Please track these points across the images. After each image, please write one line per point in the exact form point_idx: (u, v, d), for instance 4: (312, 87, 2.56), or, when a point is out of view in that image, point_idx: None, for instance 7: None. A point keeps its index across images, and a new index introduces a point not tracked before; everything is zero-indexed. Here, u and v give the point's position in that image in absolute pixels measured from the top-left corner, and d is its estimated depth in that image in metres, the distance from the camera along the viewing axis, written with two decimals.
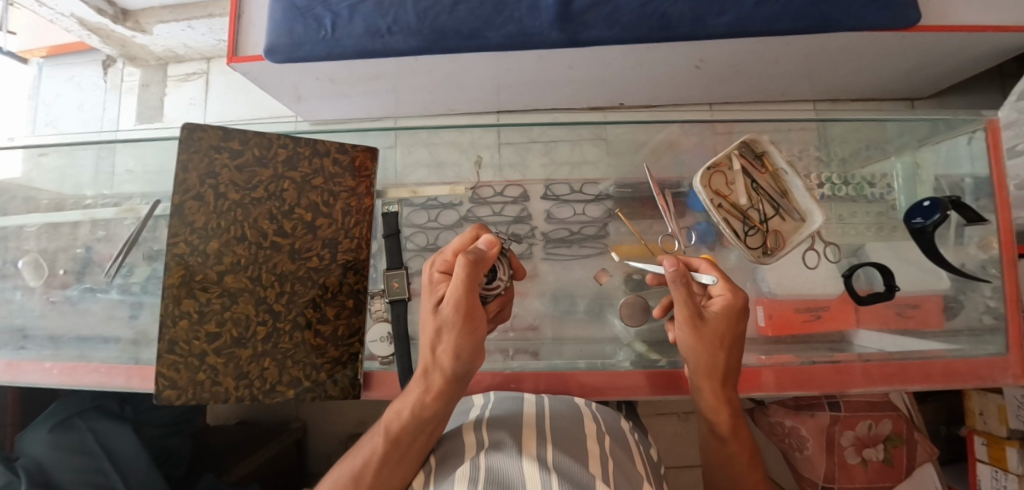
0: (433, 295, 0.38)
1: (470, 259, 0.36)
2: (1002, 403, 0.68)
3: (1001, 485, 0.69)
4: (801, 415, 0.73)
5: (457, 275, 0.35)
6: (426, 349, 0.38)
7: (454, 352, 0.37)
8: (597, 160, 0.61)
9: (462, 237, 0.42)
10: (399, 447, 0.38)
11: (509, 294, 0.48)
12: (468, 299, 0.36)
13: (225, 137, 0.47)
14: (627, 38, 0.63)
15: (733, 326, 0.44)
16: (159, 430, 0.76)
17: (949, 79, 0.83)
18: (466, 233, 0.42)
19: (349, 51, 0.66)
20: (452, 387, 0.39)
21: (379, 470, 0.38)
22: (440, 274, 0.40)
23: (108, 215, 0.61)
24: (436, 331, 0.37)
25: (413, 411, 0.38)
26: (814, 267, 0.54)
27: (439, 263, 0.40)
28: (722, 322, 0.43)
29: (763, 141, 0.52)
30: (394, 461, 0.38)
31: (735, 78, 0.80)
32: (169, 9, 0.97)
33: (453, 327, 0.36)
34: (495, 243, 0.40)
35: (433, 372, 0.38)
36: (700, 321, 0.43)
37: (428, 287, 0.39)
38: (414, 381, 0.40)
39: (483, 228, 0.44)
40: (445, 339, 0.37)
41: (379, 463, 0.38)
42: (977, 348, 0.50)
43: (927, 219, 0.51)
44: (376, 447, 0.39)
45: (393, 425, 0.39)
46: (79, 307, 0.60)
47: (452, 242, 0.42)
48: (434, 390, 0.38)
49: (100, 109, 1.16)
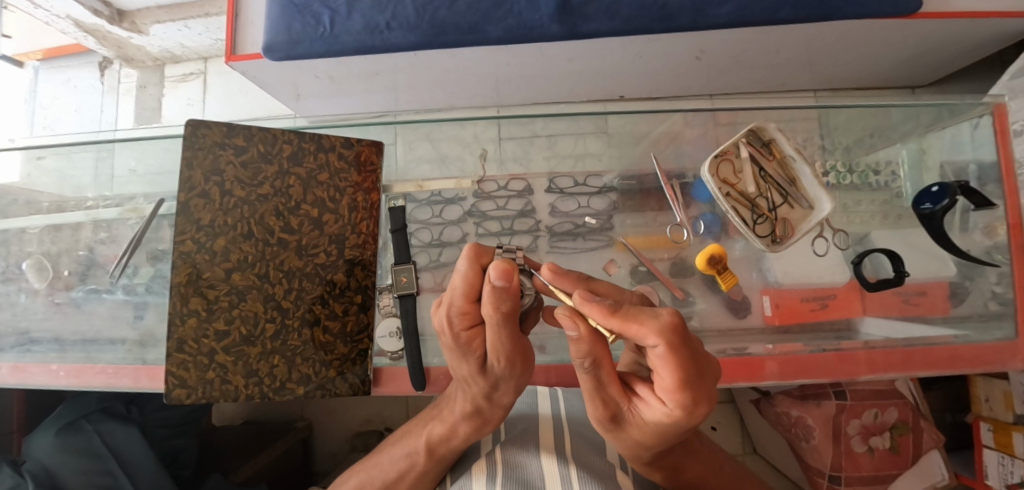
0: (471, 355, 0.37)
1: (508, 320, 0.32)
2: (1007, 389, 0.69)
3: (1008, 471, 0.69)
4: (806, 405, 0.73)
5: (502, 342, 0.34)
6: (482, 398, 0.42)
7: (512, 392, 0.42)
8: (599, 152, 0.61)
9: (464, 279, 0.32)
10: (437, 456, 0.49)
11: (538, 308, 0.40)
12: (520, 354, 0.37)
13: (229, 134, 0.46)
14: (627, 30, 0.63)
15: (668, 434, 0.31)
16: (164, 431, 0.76)
17: (950, 66, 0.83)
18: (467, 273, 0.32)
19: (347, 48, 0.66)
20: (497, 417, 0.46)
21: (419, 475, 0.49)
22: (467, 333, 0.36)
23: (111, 216, 0.61)
24: (493, 385, 0.40)
25: (463, 437, 0.47)
26: (823, 254, 0.54)
27: (458, 317, 0.35)
28: (645, 425, 0.31)
29: (769, 129, 0.52)
30: (433, 467, 0.50)
31: (736, 68, 0.80)
32: (164, 9, 0.97)
33: (509, 376, 0.39)
34: (511, 273, 0.29)
35: (487, 413, 0.44)
36: (614, 416, 0.32)
37: (457, 346, 0.37)
38: (466, 420, 0.45)
39: (482, 248, 0.33)
40: (501, 389, 0.41)
41: (420, 473, 0.49)
42: (985, 333, 0.49)
43: (935, 205, 0.51)
44: (418, 463, 0.49)
45: (438, 449, 0.48)
46: (84, 308, 0.60)
47: (457, 286, 0.33)
48: (483, 423, 0.45)
49: (97, 112, 1.16)
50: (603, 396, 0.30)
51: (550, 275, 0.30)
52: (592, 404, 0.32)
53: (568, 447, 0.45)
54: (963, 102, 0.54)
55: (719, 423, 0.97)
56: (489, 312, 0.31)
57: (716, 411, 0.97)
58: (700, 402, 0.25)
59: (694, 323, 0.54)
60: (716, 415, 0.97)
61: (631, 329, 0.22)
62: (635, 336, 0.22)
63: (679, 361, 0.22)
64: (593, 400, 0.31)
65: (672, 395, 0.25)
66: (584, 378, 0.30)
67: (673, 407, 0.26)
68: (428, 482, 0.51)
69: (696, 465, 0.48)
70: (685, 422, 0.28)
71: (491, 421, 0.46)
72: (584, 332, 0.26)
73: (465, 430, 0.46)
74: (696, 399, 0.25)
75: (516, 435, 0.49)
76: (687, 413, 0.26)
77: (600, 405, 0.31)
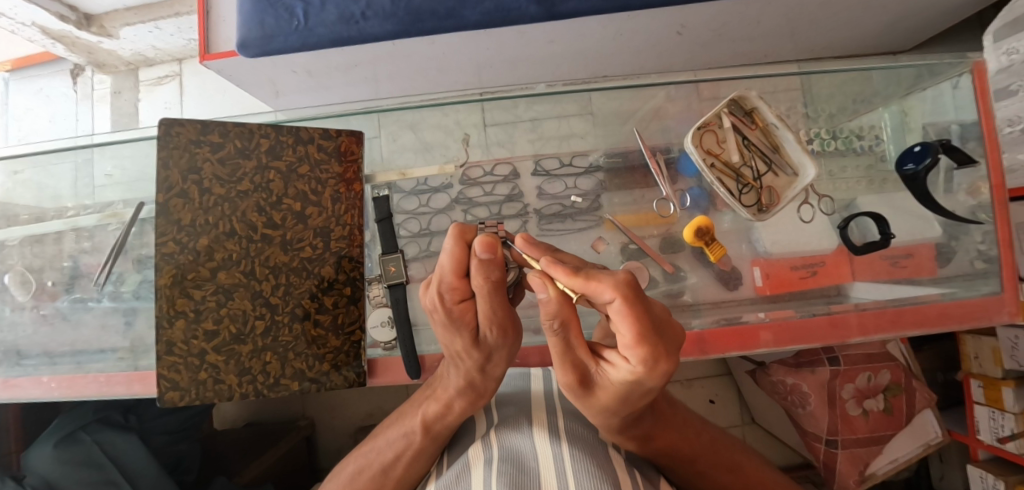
0: (464, 328, 0.37)
1: (500, 285, 0.33)
2: (996, 345, 0.70)
3: (998, 425, 0.71)
4: (801, 373, 0.74)
5: (497, 310, 0.34)
6: (476, 371, 0.42)
7: (505, 362, 0.42)
8: (584, 132, 0.60)
9: (453, 256, 0.32)
10: (432, 435, 0.49)
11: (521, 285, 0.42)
12: (511, 323, 0.37)
13: (204, 131, 0.46)
14: (605, 8, 0.61)
15: (633, 395, 0.32)
16: (165, 437, 0.76)
17: (932, 27, 0.83)
18: (453, 247, 0.32)
19: (323, 40, 0.64)
20: (491, 390, 0.46)
21: (413, 456, 0.50)
22: (459, 305, 0.35)
23: (91, 224, 0.60)
24: (487, 356, 0.40)
25: (456, 413, 0.47)
26: (809, 221, 0.55)
27: (449, 293, 0.34)
28: (613, 388, 0.31)
29: (751, 97, 0.51)
30: (429, 447, 0.50)
31: (718, 41, 0.79)
32: (132, 10, 0.94)
33: (501, 345, 0.39)
34: (495, 245, 0.31)
35: (481, 386, 0.44)
36: (584, 380, 0.32)
37: (450, 320, 0.36)
38: (461, 394, 0.45)
39: (466, 226, 0.33)
40: (494, 359, 0.41)
41: (413, 455, 0.49)
42: (972, 290, 0.50)
43: (918, 165, 0.52)
44: (413, 443, 0.49)
45: (431, 428, 0.49)
46: (71, 320, 0.59)
47: (445, 259, 0.33)
48: (478, 396, 0.46)
49: (73, 120, 1.13)
50: (572, 358, 0.31)
51: (523, 244, 0.33)
52: (560, 368, 0.32)
53: (562, 425, 0.45)
54: (942, 62, 0.53)
55: (718, 395, 0.98)
56: (480, 280, 0.31)
57: (714, 384, 0.99)
58: (661, 359, 0.25)
59: (687, 298, 0.54)
60: (715, 388, 0.99)
61: (590, 286, 0.23)
62: (594, 292, 0.23)
63: (639, 319, 0.22)
64: (561, 363, 0.31)
65: (631, 354, 0.25)
66: (553, 340, 0.30)
67: (637, 366, 0.26)
68: (424, 463, 0.51)
69: (673, 428, 0.49)
70: (652, 382, 0.28)
71: (485, 394, 0.46)
72: (553, 294, 0.27)
73: (458, 405, 0.46)
74: (656, 358, 0.25)
75: (511, 416, 0.49)
76: (648, 369, 0.26)
77: (568, 368, 0.31)
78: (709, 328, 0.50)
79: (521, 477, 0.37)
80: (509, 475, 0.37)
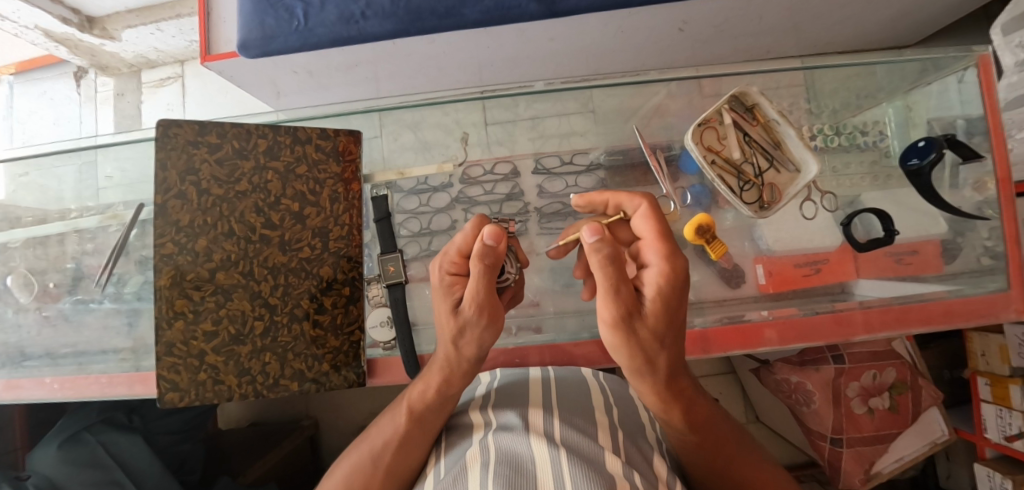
0: (449, 297, 0.39)
1: (488, 264, 0.35)
2: (1003, 343, 0.69)
3: (1006, 423, 0.70)
4: (806, 371, 0.73)
5: (474, 278, 0.35)
6: (449, 345, 0.41)
7: (478, 342, 0.40)
8: (585, 130, 0.59)
9: (465, 235, 0.38)
10: (417, 420, 0.46)
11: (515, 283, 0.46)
12: (489, 299, 0.37)
13: (201, 132, 0.46)
14: (604, 4, 0.61)
15: (669, 317, 0.35)
16: (170, 438, 0.77)
17: (937, 21, 0.81)
18: (467, 229, 0.38)
19: (323, 40, 0.64)
20: (468, 371, 0.44)
21: (401, 443, 0.46)
22: (452, 277, 0.40)
23: (92, 225, 0.60)
24: (460, 329, 0.39)
25: (433, 393, 0.45)
26: (812, 218, 0.54)
27: (449, 264, 0.39)
28: (656, 311, 0.34)
29: (752, 94, 0.51)
30: (415, 435, 0.46)
31: (719, 38, 0.78)
32: (134, 12, 0.94)
33: (477, 322, 0.38)
34: (497, 234, 0.34)
35: (457, 361, 0.42)
36: (626, 316, 0.33)
37: (441, 290, 0.40)
38: (438, 369, 0.44)
39: (483, 218, 0.40)
40: (467, 335, 0.39)
41: (400, 442, 0.46)
42: (979, 286, 0.49)
43: (923, 160, 0.50)
44: (399, 427, 0.46)
45: (416, 408, 0.46)
46: (73, 321, 0.59)
47: (455, 239, 0.39)
48: (452, 373, 0.43)
49: (77, 123, 1.14)
50: (617, 287, 0.33)
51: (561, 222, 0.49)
52: (605, 306, 0.33)
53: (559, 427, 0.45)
54: (946, 56, 0.52)
55: (722, 394, 0.98)
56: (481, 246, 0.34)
57: (718, 383, 0.98)
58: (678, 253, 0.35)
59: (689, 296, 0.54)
60: (718, 387, 0.98)
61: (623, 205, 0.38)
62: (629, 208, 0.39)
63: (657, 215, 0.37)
64: (607, 296, 0.33)
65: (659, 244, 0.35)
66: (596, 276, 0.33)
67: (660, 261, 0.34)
68: (412, 458, 0.46)
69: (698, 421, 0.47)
70: (679, 280, 0.34)
71: (461, 372, 0.44)
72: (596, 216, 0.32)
73: (436, 381, 0.45)
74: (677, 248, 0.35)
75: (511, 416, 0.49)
76: (674, 263, 0.34)
77: (614, 299, 0.33)
78: (712, 327, 0.49)
79: (518, 478, 0.36)
80: (505, 476, 0.36)
